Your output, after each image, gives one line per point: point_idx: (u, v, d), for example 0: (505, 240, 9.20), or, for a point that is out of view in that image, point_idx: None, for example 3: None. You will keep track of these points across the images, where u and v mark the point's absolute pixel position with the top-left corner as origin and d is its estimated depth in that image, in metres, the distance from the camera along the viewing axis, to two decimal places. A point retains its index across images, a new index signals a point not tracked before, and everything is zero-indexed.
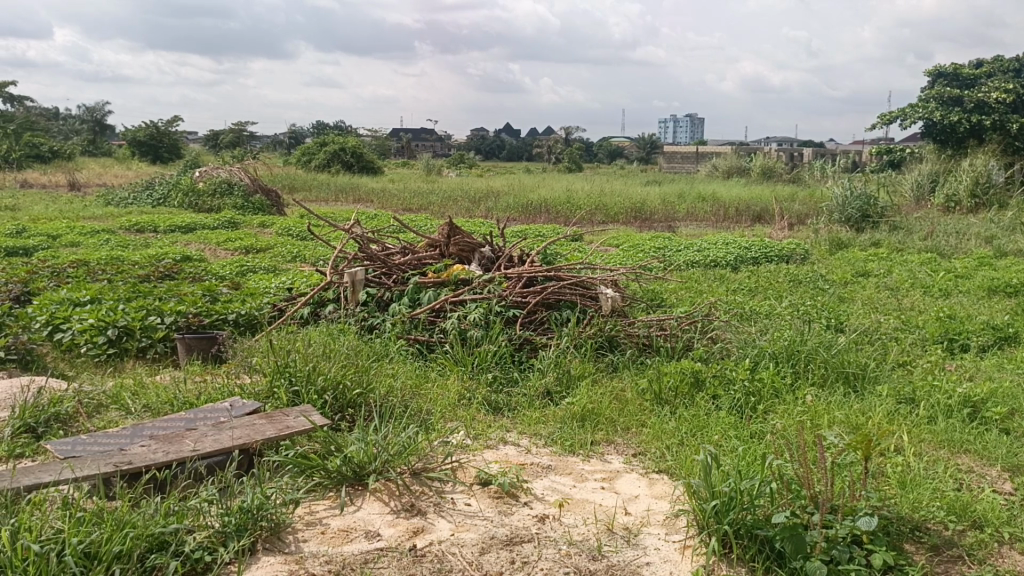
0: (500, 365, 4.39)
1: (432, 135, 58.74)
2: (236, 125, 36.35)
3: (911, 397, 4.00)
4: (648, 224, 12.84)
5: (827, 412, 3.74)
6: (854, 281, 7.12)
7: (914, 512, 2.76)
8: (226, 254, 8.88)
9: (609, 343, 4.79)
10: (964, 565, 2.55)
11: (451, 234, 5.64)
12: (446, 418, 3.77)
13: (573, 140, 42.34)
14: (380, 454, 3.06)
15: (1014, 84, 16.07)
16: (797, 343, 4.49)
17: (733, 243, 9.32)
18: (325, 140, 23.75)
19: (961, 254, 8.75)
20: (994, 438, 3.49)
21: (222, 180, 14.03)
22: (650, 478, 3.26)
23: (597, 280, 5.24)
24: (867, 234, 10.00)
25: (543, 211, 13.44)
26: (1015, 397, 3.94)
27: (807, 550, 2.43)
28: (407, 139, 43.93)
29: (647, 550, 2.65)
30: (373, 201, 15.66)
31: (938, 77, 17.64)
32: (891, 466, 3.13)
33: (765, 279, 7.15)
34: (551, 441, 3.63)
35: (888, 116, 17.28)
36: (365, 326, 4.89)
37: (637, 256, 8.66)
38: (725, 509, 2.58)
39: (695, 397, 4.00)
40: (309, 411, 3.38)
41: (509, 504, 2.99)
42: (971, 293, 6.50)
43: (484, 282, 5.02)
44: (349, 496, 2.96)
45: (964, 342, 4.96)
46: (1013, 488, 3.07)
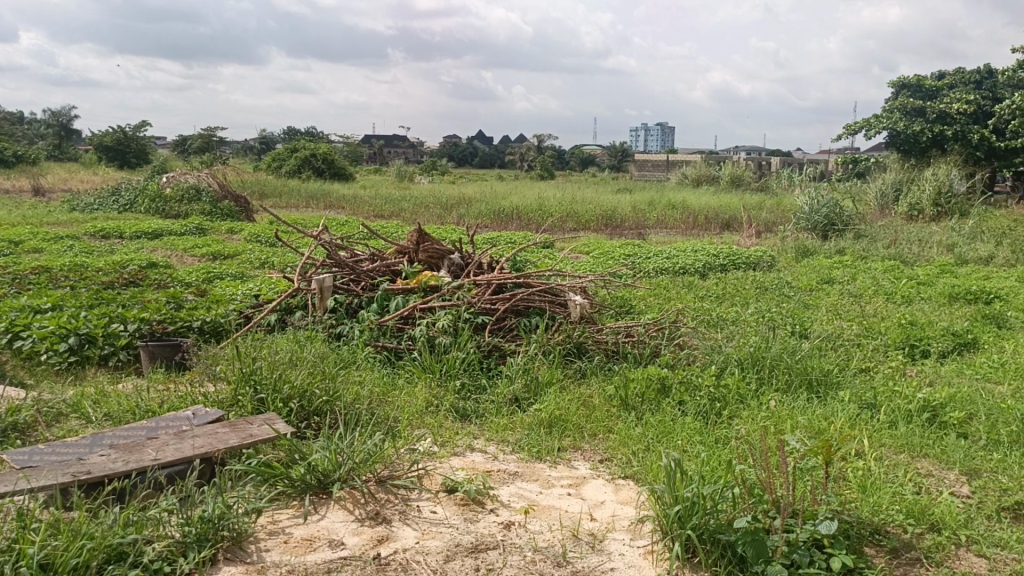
0: (468, 372, 4.38)
1: (404, 142, 58.69)
2: (205, 130, 36.01)
3: (873, 402, 4.06)
4: (619, 232, 12.91)
5: (790, 418, 3.79)
6: (819, 288, 7.21)
7: (874, 516, 2.80)
8: (193, 260, 8.77)
9: (577, 349, 4.80)
10: (922, 567, 2.59)
11: (420, 241, 5.62)
12: (413, 425, 3.76)
13: (545, 148, 42.48)
14: (345, 462, 3.05)
15: (976, 95, 16.43)
16: (762, 350, 4.54)
17: (702, 250, 9.41)
18: (296, 146, 23.62)
19: (924, 261, 8.89)
20: (953, 442, 3.55)
21: (190, 185, 13.89)
22: (616, 484, 3.28)
23: (567, 286, 5.25)
24: (833, 242, 10.11)
25: (514, 218, 13.48)
26: (972, 403, 4.02)
27: (769, 554, 2.45)
28: (379, 146, 43.85)
29: (613, 556, 2.66)
30: (344, 207, 15.58)
31: (902, 88, 17.98)
32: (852, 471, 3.17)
33: (732, 286, 7.21)
34: (519, 447, 3.63)
35: (853, 127, 17.58)
36: (333, 333, 4.85)
37: (606, 263, 8.70)
38: (689, 514, 2.60)
39: (662, 403, 4.03)
40: (274, 419, 3.36)
41: (475, 511, 2.98)
42: (932, 300, 6.62)
43: (454, 288, 5.01)
44: (313, 504, 2.94)
45: (925, 348, 5.04)
46: (971, 491, 3.13)
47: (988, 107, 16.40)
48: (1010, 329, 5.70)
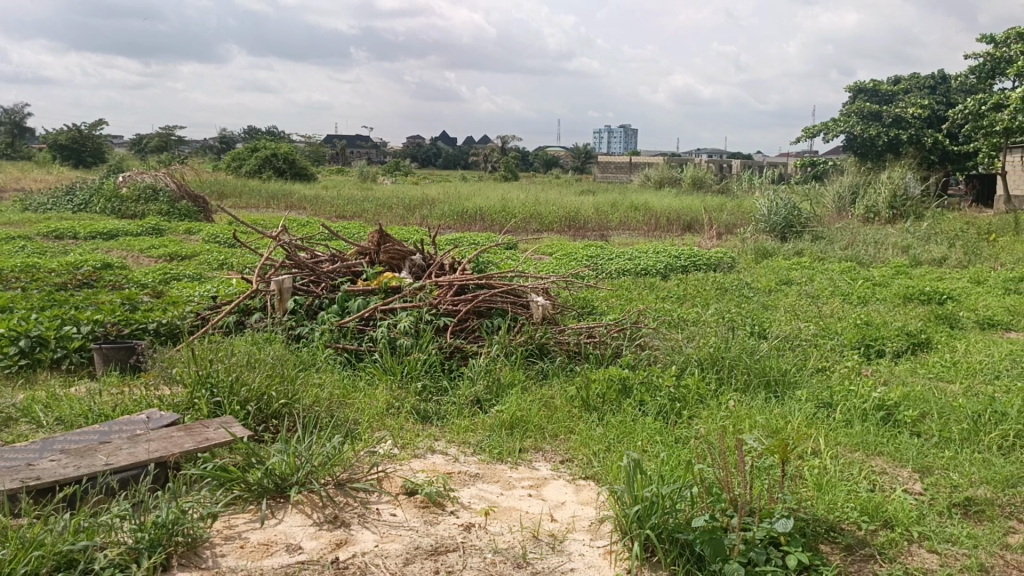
0: (429, 374, 4.35)
1: (367, 142, 58.30)
2: (164, 129, 35.49)
3: (829, 401, 4.12)
4: (581, 233, 12.96)
5: (749, 417, 3.83)
6: (778, 289, 7.30)
7: (829, 514, 2.85)
8: (150, 261, 8.62)
9: (539, 350, 4.80)
10: (876, 564, 2.63)
11: (382, 242, 5.59)
12: (373, 427, 3.73)
13: (509, 150, 42.50)
14: (303, 466, 3.01)
15: (930, 100, 16.84)
16: (721, 351, 4.59)
17: (663, 251, 9.49)
18: (256, 146, 23.35)
19: (879, 263, 9.06)
20: (906, 440, 3.62)
21: (147, 185, 13.66)
22: (577, 484, 3.28)
23: (529, 288, 5.26)
24: (791, 244, 10.25)
25: (478, 219, 13.47)
26: (925, 401, 4.10)
27: (725, 552, 2.47)
28: (341, 146, 43.54)
29: (573, 556, 2.67)
30: (305, 207, 15.44)
31: (859, 92, 18.31)
32: (808, 469, 3.21)
33: (693, 288, 7.27)
34: (480, 449, 3.62)
35: (812, 130, 17.88)
36: (292, 335, 4.79)
37: (569, 264, 8.72)
38: (647, 514, 2.61)
39: (622, 404, 4.05)
40: (230, 422, 3.31)
41: (435, 513, 2.97)
42: (887, 301, 6.74)
43: (415, 289, 4.98)
44: (270, 509, 2.90)
45: (880, 348, 5.14)
46: (924, 488, 3.19)
47: (942, 111, 16.83)
48: (961, 329, 5.83)
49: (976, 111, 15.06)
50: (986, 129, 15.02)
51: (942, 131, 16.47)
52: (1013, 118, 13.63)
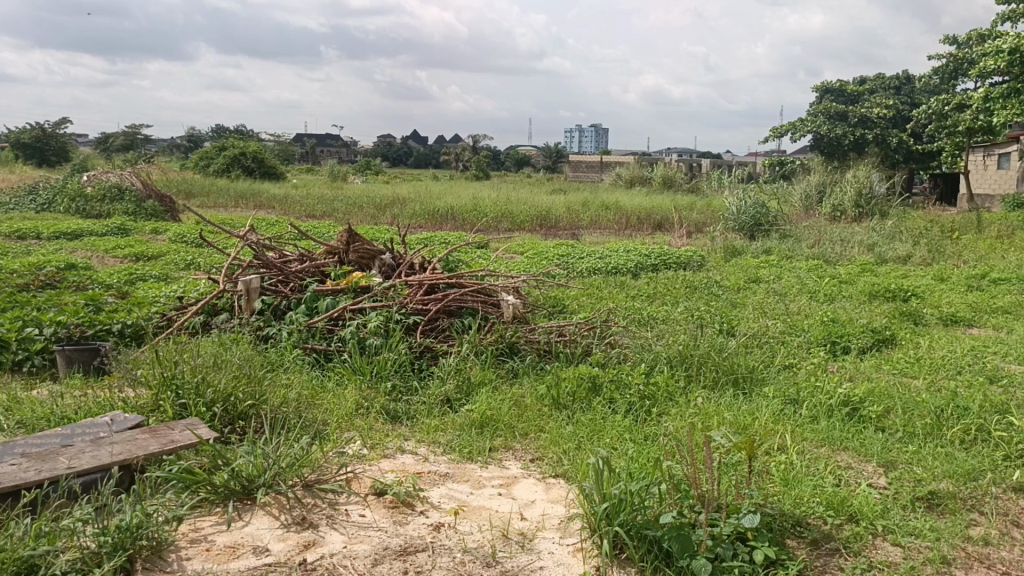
0: (399, 373, 4.34)
1: (337, 142, 57.93)
2: (129, 128, 35.02)
3: (796, 397, 4.17)
4: (553, 232, 12.99)
5: (717, 414, 3.86)
6: (746, 287, 7.38)
7: (796, 509, 2.88)
8: (115, 262, 8.50)
9: (510, 349, 4.81)
10: (841, 557, 2.66)
11: (351, 242, 5.55)
12: (342, 428, 3.71)
13: (481, 149, 42.46)
14: (270, 467, 2.99)
15: (894, 101, 17.18)
16: (690, 348, 4.62)
17: (633, 250, 9.53)
18: (225, 145, 23.11)
19: (845, 261, 9.19)
20: (871, 435, 3.67)
21: (112, 185, 13.46)
22: (546, 483, 3.28)
23: (499, 287, 5.26)
24: (760, 242, 10.35)
25: (448, 219, 13.44)
26: (890, 397, 4.16)
27: (694, 548, 2.49)
28: (311, 145, 43.23)
29: (542, 554, 2.67)
30: (274, 207, 15.31)
31: (825, 92, 18.52)
32: (775, 465, 3.25)
33: (663, 286, 7.32)
34: (450, 448, 3.61)
35: (780, 129, 18.07)
36: (260, 336, 4.74)
37: (540, 263, 8.74)
38: (616, 511, 2.62)
39: (592, 402, 4.06)
40: (196, 424, 3.27)
41: (405, 513, 2.95)
42: (853, 298, 6.83)
43: (385, 289, 4.95)
44: (237, 511, 2.87)
45: (845, 344, 5.21)
46: (888, 482, 3.24)
47: (906, 112, 17.20)
48: (925, 325, 5.93)
49: (940, 111, 15.32)
50: (949, 128, 15.29)
51: (907, 131, 16.79)
52: (975, 118, 13.88)
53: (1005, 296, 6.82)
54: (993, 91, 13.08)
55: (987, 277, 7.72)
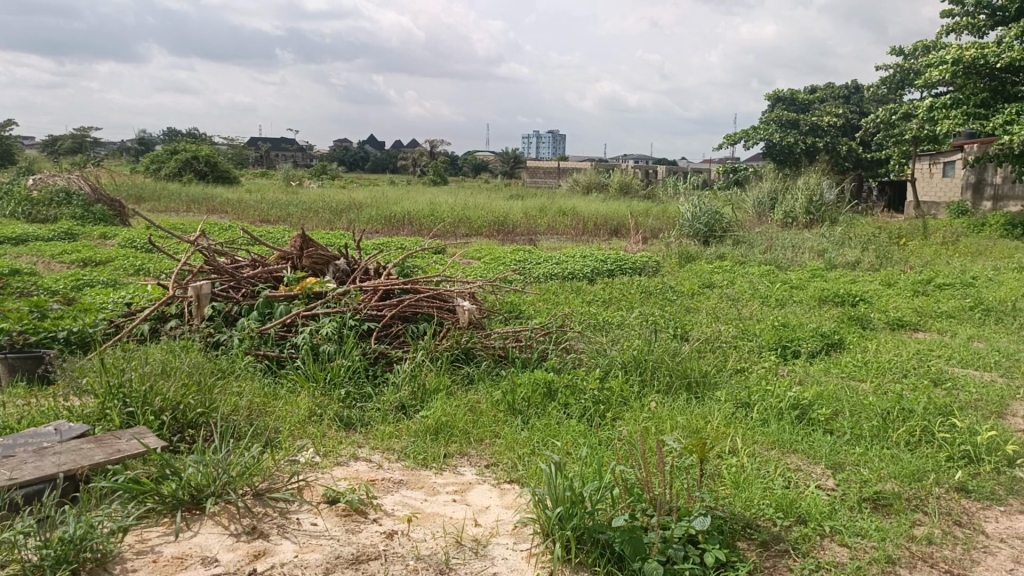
0: (353, 380, 4.30)
1: (292, 145, 57.36)
2: (77, 129, 34.30)
3: (747, 401, 4.23)
4: (510, 238, 13.03)
5: (670, 418, 3.90)
6: (700, 292, 7.48)
7: (746, 511, 2.92)
8: (61, 267, 8.31)
9: (465, 355, 4.80)
10: (790, 558, 2.70)
11: (304, 246, 5.50)
12: (294, 436, 3.67)
13: (439, 154, 42.43)
14: (219, 476, 2.94)
15: (843, 110, 17.63)
16: (644, 353, 4.67)
17: (589, 255, 9.59)
18: (177, 149, 22.75)
19: (797, 266, 9.37)
20: (819, 438, 3.74)
21: (59, 188, 13.15)
22: (501, 488, 3.28)
23: (454, 293, 5.25)
24: (713, 248, 10.50)
25: (405, 224, 13.40)
26: (838, 400, 4.24)
27: (645, 551, 2.51)
28: (266, 149, 42.76)
29: (496, 560, 2.67)
30: (227, 211, 15.10)
31: (777, 101, 18.85)
32: (726, 467, 3.30)
33: (618, 291, 7.37)
34: (404, 455, 3.59)
35: (733, 137, 18.36)
36: (211, 342, 4.65)
37: (497, 269, 8.76)
38: (569, 515, 2.63)
39: (547, 407, 4.07)
40: (144, 433, 3.20)
41: (357, 521, 2.93)
42: (804, 302, 6.96)
43: (338, 295, 4.90)
44: (185, 521, 2.81)
45: (796, 349, 5.30)
46: (836, 484, 3.30)
47: (855, 121, 17.71)
48: (872, 329, 6.07)
49: (888, 121, 15.67)
50: (896, 137, 15.68)
51: (856, 139, 17.22)
52: (921, 127, 14.28)
53: (949, 300, 7.01)
54: (936, 102, 13.47)
55: (932, 282, 7.93)
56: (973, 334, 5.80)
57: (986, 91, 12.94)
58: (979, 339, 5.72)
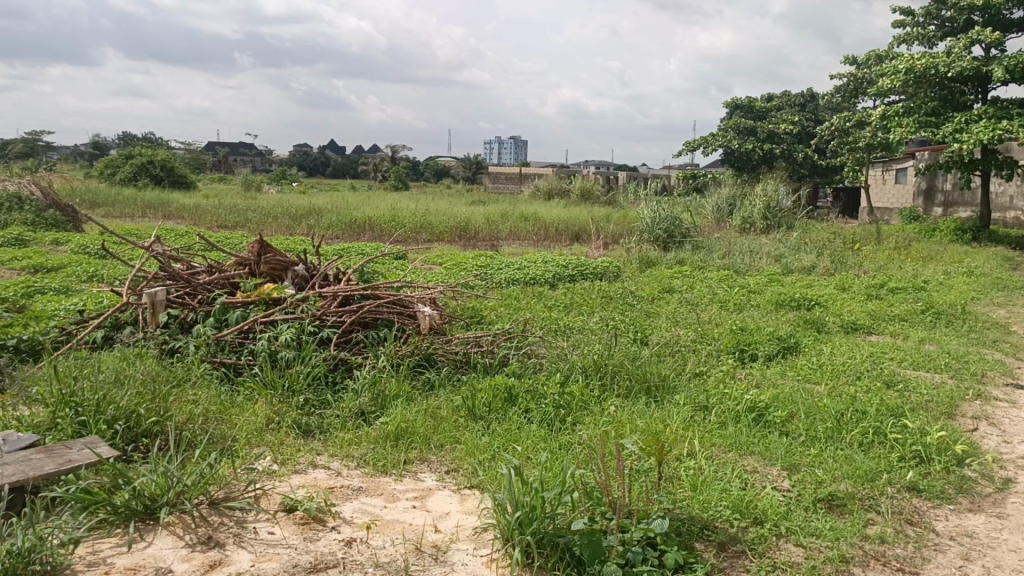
0: (313, 388, 4.25)
1: (251, 150, 56.74)
2: (29, 133, 33.52)
3: (705, 404, 4.28)
4: (472, 243, 13.02)
5: (630, 422, 3.92)
6: (660, 297, 7.55)
7: (703, 513, 2.96)
8: (11, 274, 8.10)
9: (426, 361, 4.78)
10: (747, 559, 2.74)
11: (262, 252, 5.43)
12: (252, 443, 3.62)
13: (400, 159, 42.26)
14: (174, 485, 2.89)
15: (799, 118, 17.95)
16: (604, 357, 4.71)
17: (551, 260, 9.62)
18: (132, 153, 22.38)
19: (754, 271, 9.50)
20: (775, 440, 3.79)
21: (10, 194, 12.83)
22: (461, 494, 3.27)
23: (415, 298, 5.23)
24: (673, 254, 10.59)
25: (366, 229, 13.34)
26: (794, 402, 4.31)
27: (604, 554, 2.53)
28: (224, 154, 42.24)
29: (456, 566, 2.66)
30: (184, 217, 14.88)
31: (735, 108, 19.13)
32: (684, 470, 3.33)
33: (579, 296, 7.41)
34: (363, 462, 3.56)
35: (693, 144, 18.57)
36: (166, 349, 4.57)
37: (459, 274, 8.74)
38: (529, 519, 2.64)
39: (508, 412, 4.07)
40: (96, 442, 3.14)
41: (316, 529, 2.90)
42: (761, 307, 7.07)
43: (297, 301, 4.85)
44: (139, 532, 2.76)
45: (753, 352, 5.37)
46: (791, 485, 3.35)
47: (811, 128, 18.04)
48: (828, 332, 6.19)
49: (843, 129, 15.97)
50: (850, 144, 15.99)
51: (812, 146, 17.54)
52: (874, 135, 14.59)
53: (901, 304, 7.17)
54: (889, 110, 13.70)
55: (885, 287, 8.10)
56: (924, 337, 5.94)
57: (936, 100, 13.26)
58: (930, 342, 5.86)
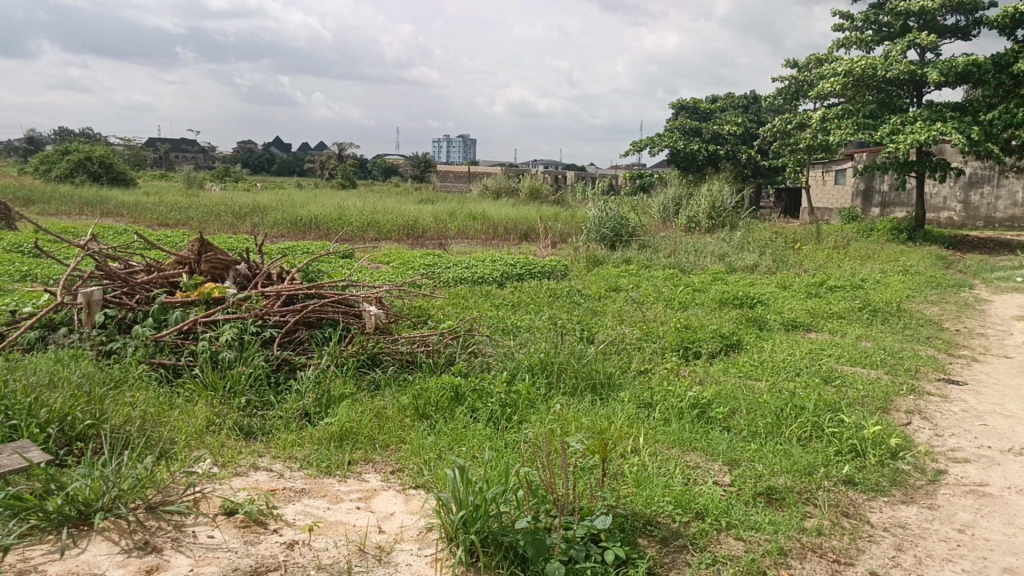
0: (255, 389, 4.18)
1: (193, 147, 55.57)
2: None
3: (650, 401, 4.34)
4: (420, 242, 12.96)
5: (575, 420, 3.95)
6: (607, 295, 7.61)
7: (646, 508, 3.00)
8: None
9: (371, 361, 4.74)
10: (689, 553, 2.78)
11: (203, 251, 5.33)
12: (191, 446, 3.54)
13: (347, 157, 41.83)
14: (109, 490, 2.81)
15: (742, 120, 18.29)
16: (551, 356, 4.73)
17: (499, 259, 9.62)
18: (69, 149, 21.76)
19: (699, 270, 9.65)
20: (717, 436, 3.85)
21: None
22: (406, 494, 3.25)
23: (360, 297, 5.18)
24: (620, 253, 10.69)
25: (312, 228, 13.18)
26: (735, 398, 4.38)
27: (548, 552, 2.53)
28: (165, 150, 41.32)
29: (400, 567, 2.64)
30: (123, 214, 14.52)
31: (681, 109, 19.40)
32: (628, 467, 3.37)
33: (527, 295, 7.43)
34: (306, 463, 3.52)
35: (639, 144, 18.77)
36: (103, 351, 4.46)
37: (405, 274, 8.68)
38: (473, 518, 2.63)
39: (454, 411, 4.06)
40: (27, 447, 3.04)
41: (257, 532, 2.85)
42: (705, 305, 7.17)
43: (239, 300, 4.77)
44: (71, 538, 2.68)
45: (697, 350, 5.45)
46: (732, 480, 3.41)
47: (754, 129, 18.40)
48: (769, 330, 6.31)
49: (785, 131, 16.30)
50: (792, 145, 16.34)
51: (755, 148, 17.89)
52: (814, 137, 14.93)
53: (839, 302, 7.34)
54: (828, 113, 14.06)
55: (824, 285, 8.31)
56: (861, 334, 6.10)
57: (874, 102, 13.64)
58: (866, 339, 6.02)
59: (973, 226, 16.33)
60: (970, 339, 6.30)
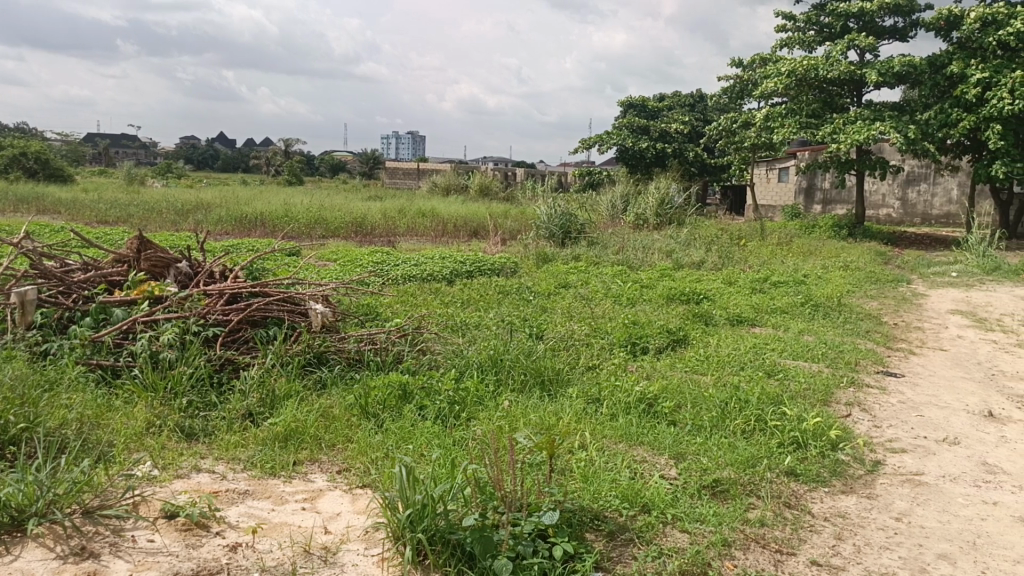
0: (197, 389, 4.10)
1: (133, 142, 54.16)
2: None
3: (597, 397, 4.36)
4: (368, 239, 12.85)
5: (523, 416, 3.96)
6: (555, 292, 7.64)
7: (594, 503, 3.02)
8: None
9: (317, 359, 4.68)
10: (634, 547, 2.80)
11: (142, 249, 5.20)
12: (130, 449, 3.45)
13: (294, 153, 41.22)
14: (43, 495, 2.72)
15: (689, 118, 18.53)
16: (499, 353, 4.74)
17: (448, 257, 9.59)
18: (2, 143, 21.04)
19: (647, 266, 9.76)
20: (664, 430, 3.89)
21: None
22: (352, 494, 3.22)
23: (306, 296, 5.10)
24: (569, 250, 10.74)
25: (258, 225, 12.99)
26: (681, 393, 4.43)
27: (495, 548, 2.53)
28: (105, 146, 40.22)
29: (345, 567, 2.61)
30: (59, 211, 14.12)
31: (629, 107, 19.58)
32: (575, 462, 3.39)
33: (476, 292, 7.41)
34: (250, 464, 3.46)
35: (588, 142, 18.89)
36: (37, 351, 4.32)
37: (353, 271, 8.61)
38: (419, 518, 2.61)
39: (402, 409, 4.03)
40: None
41: (198, 535, 2.79)
42: (653, 301, 7.24)
43: (181, 299, 4.66)
44: (4, 545, 2.59)
45: (644, 345, 5.51)
46: (678, 473, 3.45)
47: (700, 128, 18.66)
48: (714, 325, 6.41)
49: (730, 130, 16.57)
50: (737, 144, 16.60)
51: (701, 146, 18.14)
52: (758, 136, 15.19)
53: (783, 297, 7.48)
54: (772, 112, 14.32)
55: (768, 280, 8.47)
56: (803, 328, 6.23)
57: (817, 102, 13.95)
58: (808, 333, 6.15)
59: (911, 223, 16.82)
60: (907, 333, 6.48)
